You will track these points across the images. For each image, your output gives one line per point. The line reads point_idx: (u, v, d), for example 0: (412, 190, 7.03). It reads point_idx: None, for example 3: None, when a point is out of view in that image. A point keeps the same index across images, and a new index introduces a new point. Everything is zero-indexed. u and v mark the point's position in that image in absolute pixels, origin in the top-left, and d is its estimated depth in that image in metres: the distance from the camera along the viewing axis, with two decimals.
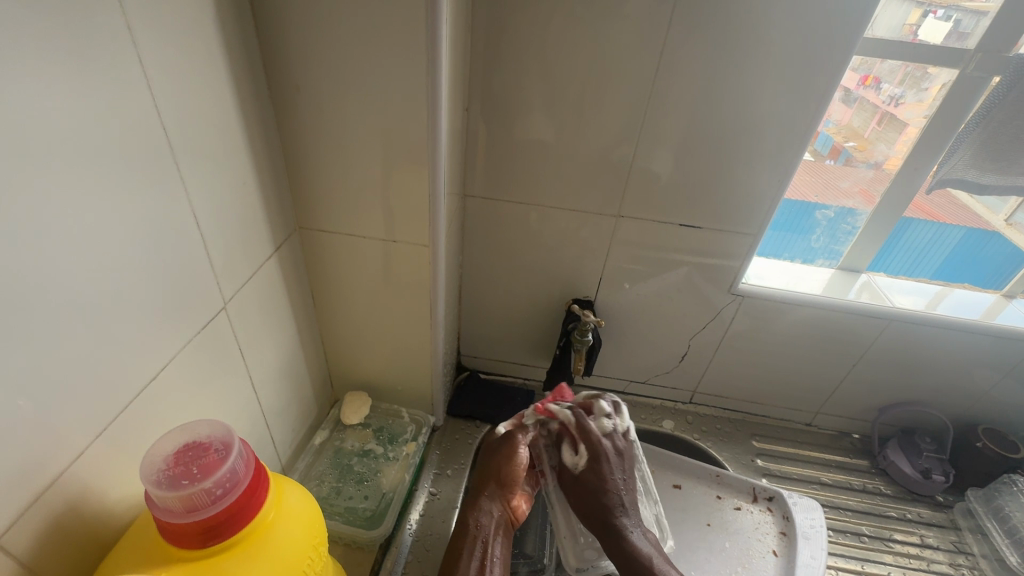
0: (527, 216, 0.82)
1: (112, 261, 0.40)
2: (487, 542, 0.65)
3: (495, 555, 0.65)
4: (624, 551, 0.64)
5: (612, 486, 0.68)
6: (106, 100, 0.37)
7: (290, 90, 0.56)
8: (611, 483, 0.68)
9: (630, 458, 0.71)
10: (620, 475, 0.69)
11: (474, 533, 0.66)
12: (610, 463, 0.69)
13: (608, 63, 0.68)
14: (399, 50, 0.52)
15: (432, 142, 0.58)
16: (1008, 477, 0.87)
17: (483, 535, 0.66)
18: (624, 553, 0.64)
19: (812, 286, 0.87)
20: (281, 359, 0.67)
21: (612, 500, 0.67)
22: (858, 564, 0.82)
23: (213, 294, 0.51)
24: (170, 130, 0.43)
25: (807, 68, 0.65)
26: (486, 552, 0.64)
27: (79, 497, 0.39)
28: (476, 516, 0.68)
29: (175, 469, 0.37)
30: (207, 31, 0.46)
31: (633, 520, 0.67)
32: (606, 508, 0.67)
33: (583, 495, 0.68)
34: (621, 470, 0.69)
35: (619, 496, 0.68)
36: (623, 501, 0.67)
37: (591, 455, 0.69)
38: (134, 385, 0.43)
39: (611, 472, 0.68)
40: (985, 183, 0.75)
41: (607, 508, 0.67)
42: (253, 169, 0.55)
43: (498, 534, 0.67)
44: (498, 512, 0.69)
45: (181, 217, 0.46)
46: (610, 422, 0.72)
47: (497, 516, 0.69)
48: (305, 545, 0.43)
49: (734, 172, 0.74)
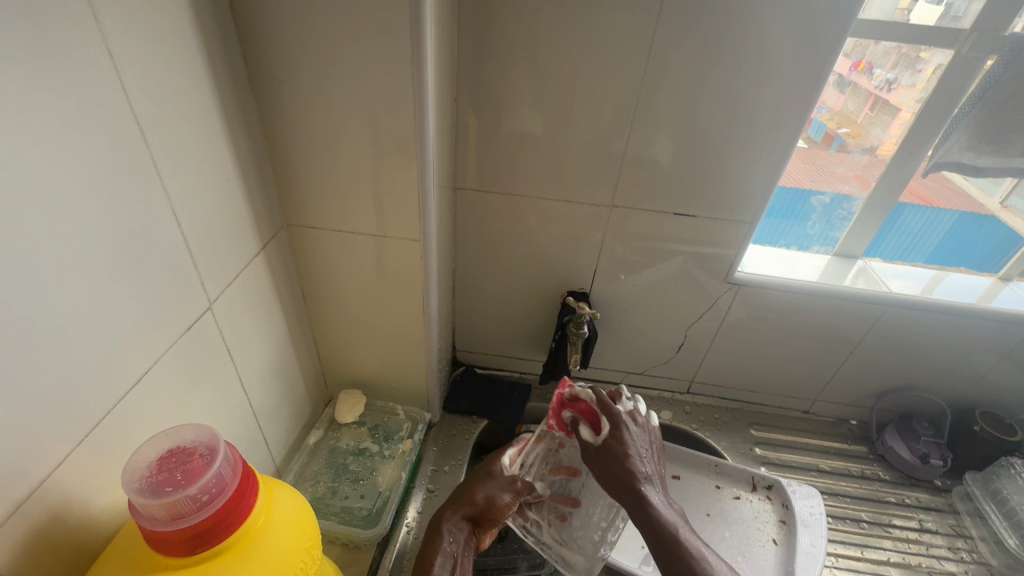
0: (520, 208, 0.81)
1: (88, 264, 0.38)
2: (456, 559, 0.61)
3: (465, 569, 0.61)
4: (649, 523, 0.56)
5: (634, 457, 0.60)
6: (74, 95, 0.35)
7: (272, 84, 0.54)
8: (633, 452, 0.60)
9: (653, 435, 0.65)
10: (641, 445, 0.62)
11: (444, 548, 0.61)
12: (630, 431, 0.62)
13: (599, 49, 0.66)
14: (381, 40, 0.51)
15: (419, 134, 0.56)
16: (1005, 460, 0.87)
17: (453, 553, 0.62)
18: (650, 519, 0.56)
19: (808, 274, 0.87)
20: (271, 359, 0.66)
21: (634, 470, 0.59)
22: (857, 551, 0.82)
23: (198, 295, 0.50)
24: (145, 127, 0.41)
25: (803, 50, 0.64)
26: (456, 571, 0.60)
27: (62, 507, 0.38)
28: (449, 532, 0.63)
29: (158, 476, 0.36)
30: (182, 22, 0.44)
31: (661, 493, 0.59)
32: (632, 477, 0.59)
33: (608, 466, 0.60)
34: (643, 443, 0.62)
35: (642, 464, 0.60)
36: (649, 472, 0.59)
37: (612, 429, 0.62)
38: (116, 392, 0.42)
39: (633, 441, 0.61)
40: (979, 165, 0.74)
41: (626, 477, 0.59)
42: (234, 165, 0.54)
43: (467, 552, 0.63)
44: (470, 533, 0.65)
45: (160, 217, 0.44)
46: (629, 406, 0.66)
47: (468, 536, 0.64)
48: (297, 548, 0.42)
49: (728, 159, 0.73)
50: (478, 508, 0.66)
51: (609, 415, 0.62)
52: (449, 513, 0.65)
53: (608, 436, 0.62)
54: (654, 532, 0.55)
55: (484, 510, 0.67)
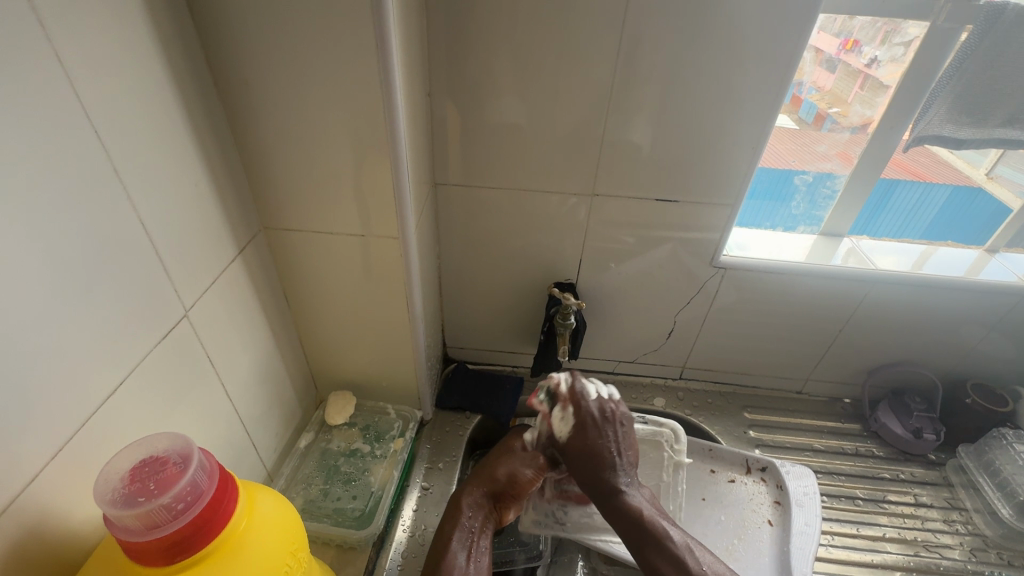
0: (503, 202, 0.81)
1: (53, 280, 0.38)
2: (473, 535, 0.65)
3: (481, 547, 0.65)
4: (619, 512, 0.61)
5: (600, 450, 0.65)
6: (28, 107, 0.35)
7: (239, 87, 0.54)
8: (598, 446, 0.65)
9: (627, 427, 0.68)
10: (611, 439, 0.66)
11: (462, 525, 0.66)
12: (598, 428, 0.66)
13: (573, 38, 0.65)
14: (347, 38, 0.50)
15: (391, 132, 0.56)
16: (997, 431, 0.87)
17: (470, 529, 0.66)
18: (617, 512, 0.62)
19: (795, 255, 0.86)
20: (256, 364, 0.66)
21: (603, 463, 0.65)
22: (853, 528, 0.83)
23: (173, 304, 0.50)
24: (106, 137, 0.41)
25: (777, 29, 0.63)
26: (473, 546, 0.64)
27: (40, 522, 0.38)
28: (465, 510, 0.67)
29: (131, 486, 0.35)
30: (141, 26, 0.43)
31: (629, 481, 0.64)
32: (601, 473, 0.64)
33: (579, 463, 0.66)
34: (614, 437, 0.67)
35: (614, 459, 0.65)
36: (616, 465, 0.64)
37: (578, 423, 0.67)
38: (89, 405, 0.41)
39: (600, 435, 0.66)
40: (960, 137, 0.73)
41: (599, 479, 0.64)
42: (205, 171, 0.53)
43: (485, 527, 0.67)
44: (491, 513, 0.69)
45: (128, 227, 0.44)
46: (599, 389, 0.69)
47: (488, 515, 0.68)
48: (280, 552, 0.41)
49: (707, 143, 0.73)
50: (499, 484, 0.71)
51: (573, 410, 0.67)
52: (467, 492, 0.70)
53: (574, 427, 0.67)
54: (624, 526, 0.60)
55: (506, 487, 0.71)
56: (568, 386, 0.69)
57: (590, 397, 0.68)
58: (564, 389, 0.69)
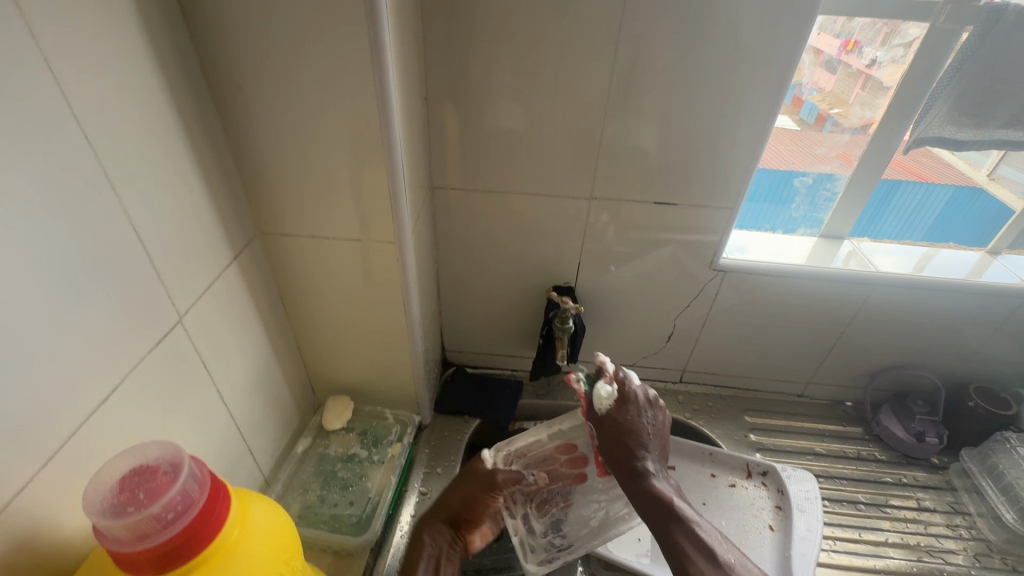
0: (500, 205, 0.80)
1: (44, 287, 0.37)
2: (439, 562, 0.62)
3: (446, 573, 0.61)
4: (643, 491, 0.60)
5: (637, 430, 0.63)
6: (17, 114, 0.34)
7: (233, 92, 0.54)
8: (636, 425, 0.63)
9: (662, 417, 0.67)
10: (648, 420, 0.64)
11: (426, 551, 0.62)
12: (638, 409, 0.64)
13: (569, 40, 0.65)
14: (341, 42, 0.50)
15: (386, 136, 0.55)
16: (1000, 434, 0.87)
17: (436, 554, 0.62)
18: (643, 493, 0.60)
19: (795, 257, 0.86)
20: (253, 369, 0.66)
21: (635, 442, 0.62)
22: (855, 533, 0.82)
23: (167, 310, 0.49)
24: (97, 144, 0.41)
25: (774, 31, 0.63)
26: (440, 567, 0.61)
27: (31, 532, 0.38)
28: (431, 531, 0.64)
29: (120, 496, 0.35)
30: (133, 32, 0.43)
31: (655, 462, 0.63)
32: (632, 450, 0.62)
33: (610, 439, 0.63)
34: (650, 420, 0.65)
35: (643, 441, 0.63)
36: (646, 447, 0.63)
37: (620, 402, 0.64)
38: (81, 413, 0.41)
39: (638, 416, 0.64)
40: (961, 138, 0.73)
41: (630, 455, 0.62)
42: (199, 176, 0.53)
43: (451, 552, 0.64)
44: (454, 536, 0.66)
45: (121, 233, 0.44)
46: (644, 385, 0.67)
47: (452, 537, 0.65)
48: (274, 561, 0.41)
49: (705, 146, 0.72)
50: (456, 510, 0.67)
51: (619, 391, 0.64)
52: (429, 518, 0.66)
53: (617, 406, 0.63)
54: (646, 507, 0.59)
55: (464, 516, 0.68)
56: (614, 371, 0.65)
57: (636, 383, 0.65)
58: (611, 368, 0.65)
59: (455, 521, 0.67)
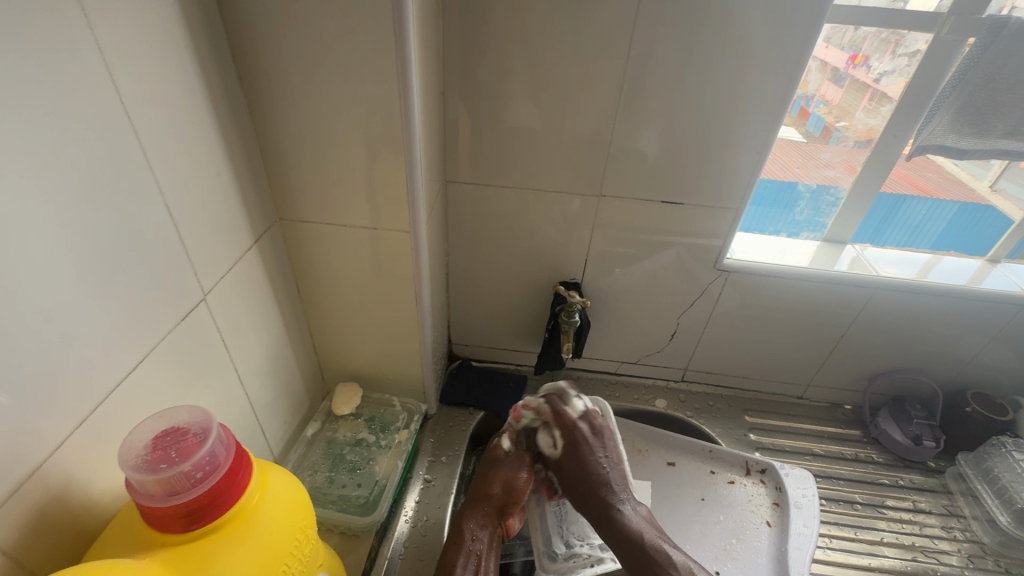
0: (510, 200, 0.82)
1: (83, 257, 0.39)
2: (480, 556, 0.63)
3: (489, 568, 0.63)
4: (619, 531, 0.64)
5: (597, 469, 0.69)
6: (68, 91, 0.36)
7: (261, 81, 0.56)
8: (596, 466, 0.69)
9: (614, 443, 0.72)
10: (602, 455, 0.70)
11: (468, 546, 0.63)
12: (589, 444, 0.71)
13: (584, 41, 0.67)
14: (366, 32, 0.52)
15: (405, 128, 0.57)
16: (996, 439, 0.88)
17: (478, 550, 0.63)
18: (616, 532, 0.64)
19: (798, 260, 0.87)
20: (267, 351, 0.67)
21: (598, 481, 0.68)
22: (851, 532, 0.83)
23: (192, 288, 0.51)
24: (137, 123, 0.43)
25: (784, 36, 0.65)
26: (481, 568, 0.62)
27: (63, 489, 0.40)
28: (472, 525, 0.65)
29: (153, 453, 0.37)
30: (172, 19, 0.45)
31: (625, 502, 0.67)
32: (597, 490, 0.67)
33: (571, 478, 0.69)
34: (602, 450, 0.71)
35: (608, 470, 0.68)
36: (611, 480, 0.68)
37: (570, 441, 0.71)
38: (110, 381, 0.43)
39: (591, 452, 0.70)
40: (962, 148, 0.74)
41: (595, 491, 0.67)
42: (226, 161, 0.55)
43: (492, 547, 0.65)
44: (495, 525, 0.67)
45: (154, 211, 0.46)
46: (580, 404, 0.74)
47: (493, 529, 0.67)
48: (289, 529, 0.43)
49: (713, 147, 0.74)
50: (498, 499, 0.69)
51: (563, 426, 0.72)
52: (470, 512, 0.67)
53: (568, 445, 0.71)
54: (623, 544, 0.63)
55: (503, 499, 0.70)
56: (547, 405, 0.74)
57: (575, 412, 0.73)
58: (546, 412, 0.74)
59: (498, 508, 0.69)
